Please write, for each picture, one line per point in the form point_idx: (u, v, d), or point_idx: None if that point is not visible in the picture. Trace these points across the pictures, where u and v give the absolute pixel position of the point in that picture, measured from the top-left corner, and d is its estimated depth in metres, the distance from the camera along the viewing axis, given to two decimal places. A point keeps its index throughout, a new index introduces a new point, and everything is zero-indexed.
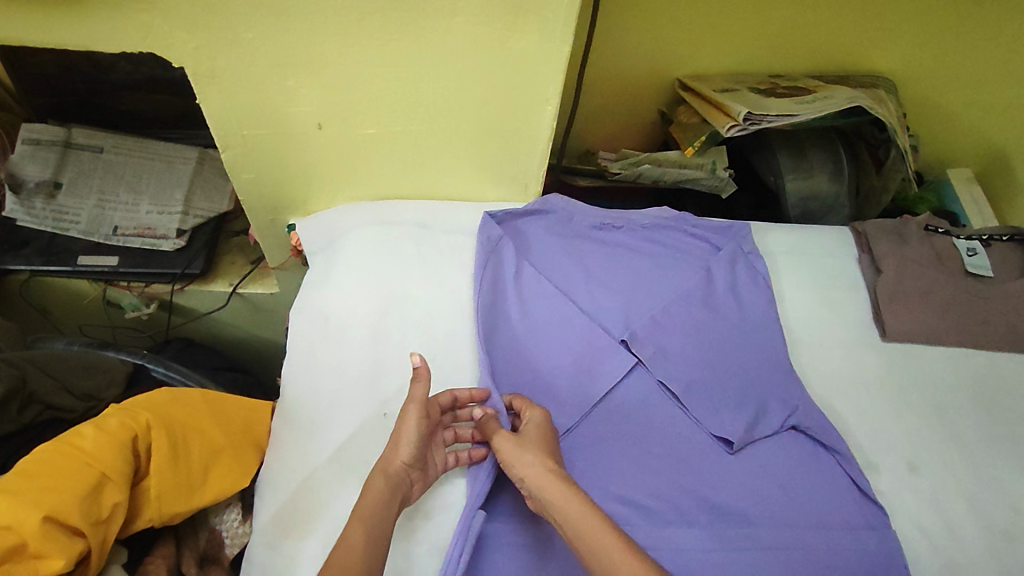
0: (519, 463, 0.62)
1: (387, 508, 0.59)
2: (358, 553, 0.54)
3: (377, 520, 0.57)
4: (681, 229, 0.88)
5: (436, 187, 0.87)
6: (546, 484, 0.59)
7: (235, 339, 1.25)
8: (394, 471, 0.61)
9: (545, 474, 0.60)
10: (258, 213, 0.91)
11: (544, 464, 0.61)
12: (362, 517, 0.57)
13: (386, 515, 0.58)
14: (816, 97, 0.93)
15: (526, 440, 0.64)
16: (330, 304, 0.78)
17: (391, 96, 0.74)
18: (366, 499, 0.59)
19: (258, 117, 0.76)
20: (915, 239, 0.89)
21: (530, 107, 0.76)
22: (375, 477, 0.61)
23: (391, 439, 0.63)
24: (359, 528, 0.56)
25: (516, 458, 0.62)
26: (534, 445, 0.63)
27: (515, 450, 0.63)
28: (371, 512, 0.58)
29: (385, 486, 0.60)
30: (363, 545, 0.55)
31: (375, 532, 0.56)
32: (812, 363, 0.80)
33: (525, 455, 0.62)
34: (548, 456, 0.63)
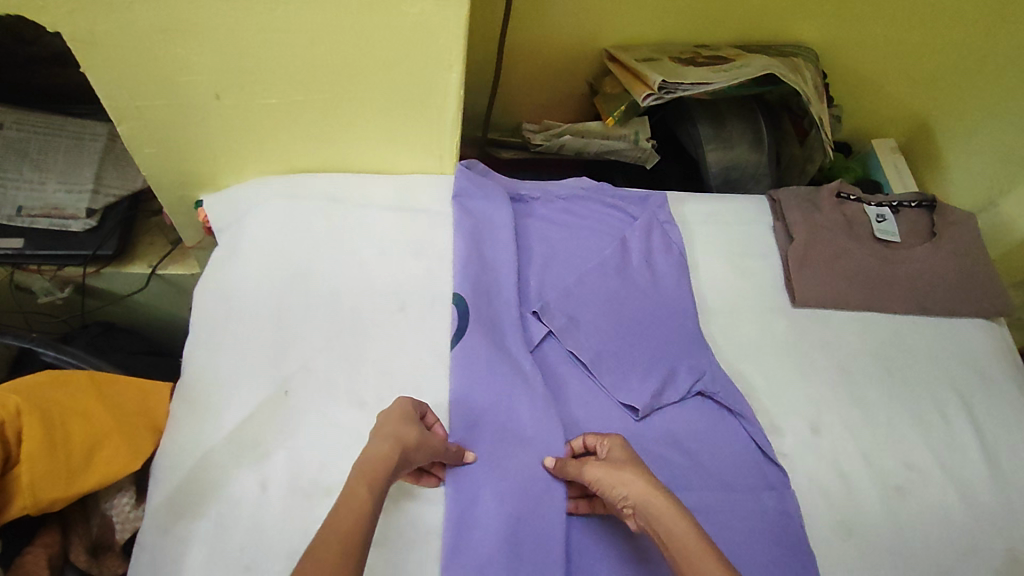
0: (622, 482, 0.59)
1: (391, 476, 0.56)
2: (361, 517, 0.51)
3: (381, 484, 0.55)
4: (598, 199, 0.88)
5: (348, 160, 0.85)
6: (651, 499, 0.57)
7: (159, 322, 1.21)
8: (409, 448, 0.59)
9: (651, 491, 0.58)
10: (164, 189, 0.87)
11: (651, 480, 0.59)
12: (367, 479, 0.55)
13: (385, 482, 0.56)
14: (732, 65, 0.93)
15: (620, 461, 0.62)
16: (235, 280, 0.76)
17: (290, 63, 0.71)
18: (372, 461, 0.56)
19: (149, 87, 0.72)
20: (826, 206, 0.91)
21: (437, 74, 0.74)
22: (388, 445, 0.58)
23: (395, 417, 0.61)
24: (364, 488, 0.53)
25: (617, 477, 0.60)
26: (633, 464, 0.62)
27: (610, 473, 0.61)
28: (377, 473, 0.55)
29: (397, 456, 0.57)
30: (369, 505, 0.53)
31: (376, 497, 0.54)
32: (724, 330, 0.82)
33: (629, 469, 0.60)
34: (649, 470, 0.61)
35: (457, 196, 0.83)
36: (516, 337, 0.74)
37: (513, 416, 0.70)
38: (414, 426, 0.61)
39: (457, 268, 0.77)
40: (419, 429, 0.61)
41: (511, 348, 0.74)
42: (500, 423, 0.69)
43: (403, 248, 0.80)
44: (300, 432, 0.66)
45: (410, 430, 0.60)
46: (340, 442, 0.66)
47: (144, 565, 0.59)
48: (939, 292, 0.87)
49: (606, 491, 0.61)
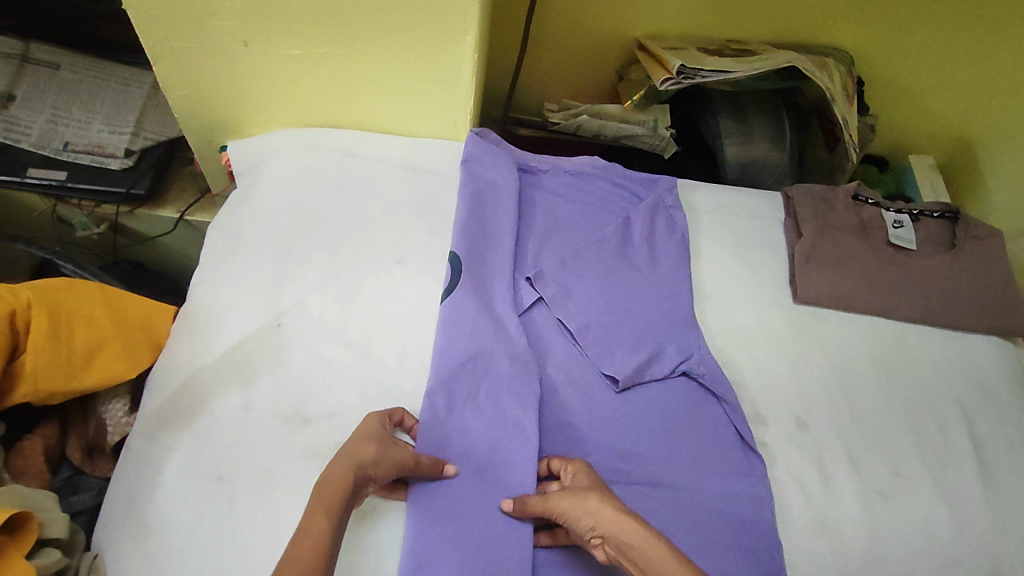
0: (590, 509, 0.55)
1: (349, 501, 0.53)
2: (324, 541, 0.49)
3: (339, 506, 0.52)
4: (607, 178, 0.89)
5: (366, 119, 0.88)
6: (621, 525, 0.52)
7: (185, 267, 1.27)
8: (368, 464, 0.56)
9: (620, 516, 0.53)
10: (195, 132, 0.92)
11: (620, 506, 0.55)
12: (327, 506, 0.52)
13: (344, 507, 0.53)
14: (757, 57, 0.92)
15: (586, 490, 0.57)
16: (246, 218, 0.80)
17: (312, 15, 0.75)
18: (329, 485, 0.53)
19: (184, 28, 0.77)
20: (841, 207, 0.89)
21: (453, 37, 0.76)
22: (343, 463, 0.56)
23: (359, 436, 0.59)
24: (322, 516, 0.50)
25: (585, 503, 0.55)
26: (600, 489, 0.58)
27: (575, 502, 0.56)
28: (336, 497, 0.52)
29: (350, 482, 0.54)
30: (328, 530, 0.50)
31: (338, 520, 0.51)
32: (719, 319, 0.81)
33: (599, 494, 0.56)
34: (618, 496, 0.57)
35: (466, 161, 0.86)
36: (505, 299, 0.75)
37: (492, 371, 0.71)
38: (371, 446, 0.58)
39: (457, 227, 0.79)
40: (378, 448, 0.58)
41: (498, 308, 0.75)
42: (481, 377, 0.70)
43: (408, 204, 0.82)
44: (286, 365, 0.68)
45: (368, 447, 0.58)
46: (320, 380, 0.68)
47: (128, 466, 0.62)
48: (952, 304, 0.84)
49: (574, 522, 0.56)
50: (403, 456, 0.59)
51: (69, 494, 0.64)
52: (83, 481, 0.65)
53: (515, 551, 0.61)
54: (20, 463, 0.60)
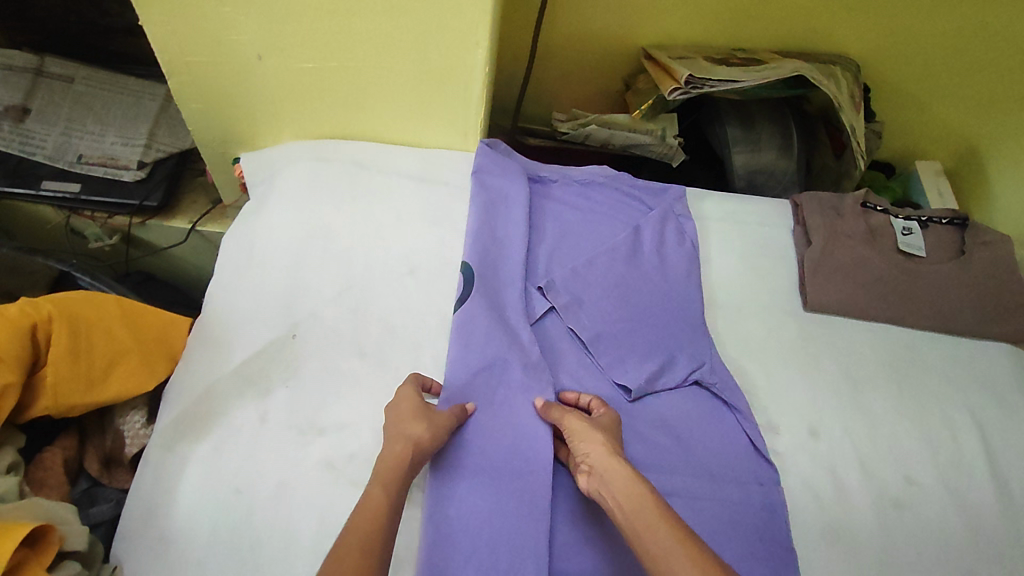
0: (594, 447, 0.63)
1: (407, 478, 0.59)
2: (376, 529, 0.54)
3: (396, 485, 0.58)
4: (617, 188, 0.89)
5: (377, 130, 0.89)
6: (611, 466, 0.61)
7: (196, 277, 1.28)
8: (423, 443, 0.61)
9: (615, 460, 0.61)
10: (208, 144, 0.94)
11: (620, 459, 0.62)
12: (382, 482, 0.58)
13: (402, 482, 0.59)
14: (764, 66, 0.92)
15: (596, 427, 0.65)
16: (259, 230, 0.81)
17: (325, 29, 0.75)
18: (388, 463, 0.59)
19: (199, 43, 0.78)
20: (850, 214, 0.89)
21: (465, 50, 0.77)
22: (399, 446, 0.61)
23: (406, 414, 0.63)
24: (380, 491, 0.57)
25: (592, 442, 0.63)
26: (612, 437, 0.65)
27: (586, 431, 0.64)
28: (391, 477, 0.59)
29: (409, 469, 0.60)
30: (386, 508, 0.56)
31: (394, 496, 0.58)
32: (730, 327, 0.81)
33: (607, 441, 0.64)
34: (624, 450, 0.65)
35: (477, 171, 0.87)
36: (517, 309, 0.76)
37: (504, 380, 0.71)
38: (421, 427, 0.62)
39: (469, 237, 0.80)
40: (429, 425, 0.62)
41: (510, 318, 0.75)
42: (494, 387, 0.70)
43: (420, 215, 0.83)
44: (301, 375, 0.69)
45: (418, 430, 0.61)
46: (336, 390, 0.68)
47: (146, 477, 0.63)
48: (962, 311, 0.84)
49: (574, 444, 0.64)
50: (447, 423, 0.64)
51: (87, 505, 0.64)
52: (101, 492, 0.65)
53: (530, 563, 0.61)
54: (40, 475, 0.61)
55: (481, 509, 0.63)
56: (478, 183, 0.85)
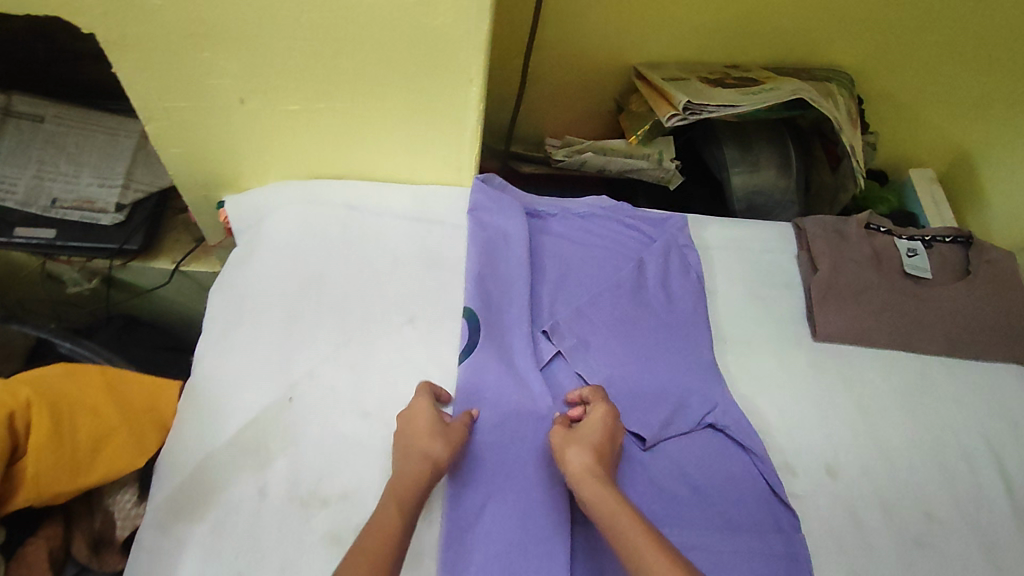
0: (570, 452, 0.63)
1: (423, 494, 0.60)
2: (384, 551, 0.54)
3: (411, 503, 0.58)
4: (617, 219, 0.87)
5: (367, 169, 0.86)
6: (582, 478, 0.61)
7: (183, 315, 1.25)
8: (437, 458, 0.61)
9: (586, 474, 0.61)
10: (190, 188, 0.90)
11: (598, 460, 0.62)
12: (398, 502, 0.58)
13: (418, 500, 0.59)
14: (762, 88, 0.90)
15: (576, 435, 0.65)
16: (249, 283, 0.77)
17: (310, 70, 0.72)
18: (402, 479, 0.60)
19: (177, 89, 0.74)
20: (855, 237, 0.87)
21: (458, 89, 0.74)
22: (412, 463, 0.61)
23: (421, 430, 0.63)
24: (395, 511, 0.57)
25: (571, 446, 0.64)
26: (598, 434, 0.65)
27: (561, 445, 0.64)
28: (406, 494, 0.59)
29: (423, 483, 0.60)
30: (398, 529, 0.56)
31: (408, 518, 0.57)
32: (739, 362, 0.79)
33: (589, 440, 0.64)
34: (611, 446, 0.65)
35: (473, 209, 0.83)
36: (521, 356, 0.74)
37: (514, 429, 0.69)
38: (437, 441, 0.62)
39: (469, 280, 0.77)
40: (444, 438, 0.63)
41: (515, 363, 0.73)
42: (506, 442, 0.68)
43: (417, 257, 0.80)
44: (301, 440, 0.66)
45: (434, 446, 0.62)
46: (337, 452, 0.66)
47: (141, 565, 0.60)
48: (971, 334, 0.83)
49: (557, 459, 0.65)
50: (460, 434, 0.65)
51: None
52: None
53: None
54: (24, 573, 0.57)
55: (505, 530, 0.63)
56: (476, 222, 0.82)
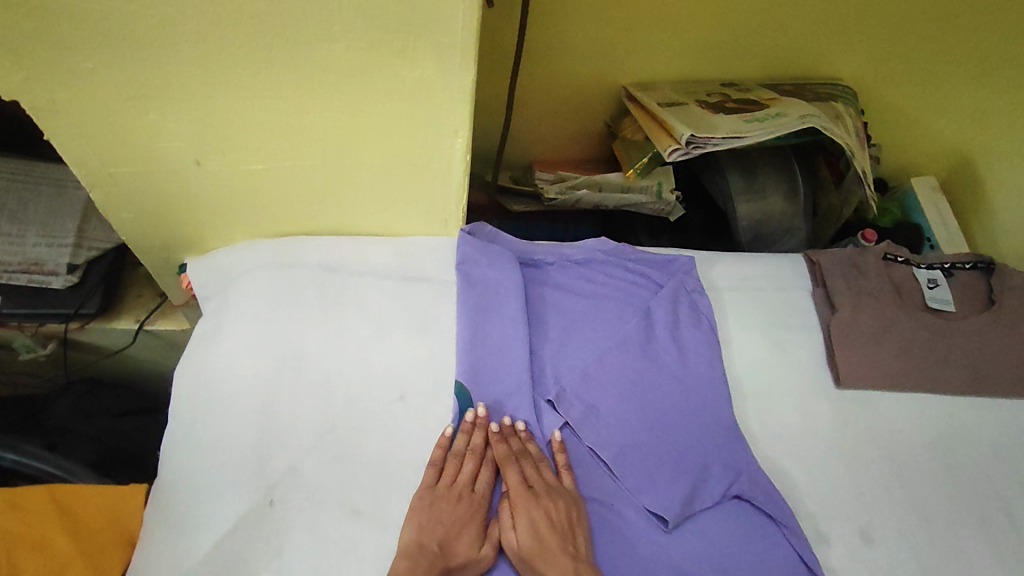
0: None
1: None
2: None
3: None
4: (620, 265, 0.80)
5: (343, 223, 0.78)
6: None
7: (151, 372, 1.15)
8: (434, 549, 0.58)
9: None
10: (147, 251, 0.81)
11: (545, 571, 0.58)
12: None
13: None
14: (767, 114, 0.84)
15: (527, 530, 0.61)
16: (218, 364, 0.69)
17: (272, 129, 0.64)
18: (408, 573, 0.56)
19: (122, 154, 0.66)
20: (874, 271, 0.81)
21: (440, 140, 0.66)
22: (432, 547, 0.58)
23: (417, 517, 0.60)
24: None
25: (523, 564, 0.60)
26: (531, 537, 0.60)
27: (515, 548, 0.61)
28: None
29: (435, 564, 0.57)
30: None
31: None
32: (759, 417, 0.73)
33: (529, 551, 0.60)
34: (551, 536, 0.60)
35: (465, 263, 0.77)
36: (517, 428, 0.68)
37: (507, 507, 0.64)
38: (472, 533, 0.61)
39: (466, 350, 0.71)
40: (478, 532, 0.61)
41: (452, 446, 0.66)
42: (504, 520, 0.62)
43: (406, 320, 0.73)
44: (285, 551, 0.58)
45: (465, 543, 0.60)
46: (327, 562, 0.58)
47: None
48: (1000, 371, 0.78)
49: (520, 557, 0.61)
50: (450, 514, 0.61)
51: None
52: None
53: None
54: None
55: None
56: (468, 280, 0.75)
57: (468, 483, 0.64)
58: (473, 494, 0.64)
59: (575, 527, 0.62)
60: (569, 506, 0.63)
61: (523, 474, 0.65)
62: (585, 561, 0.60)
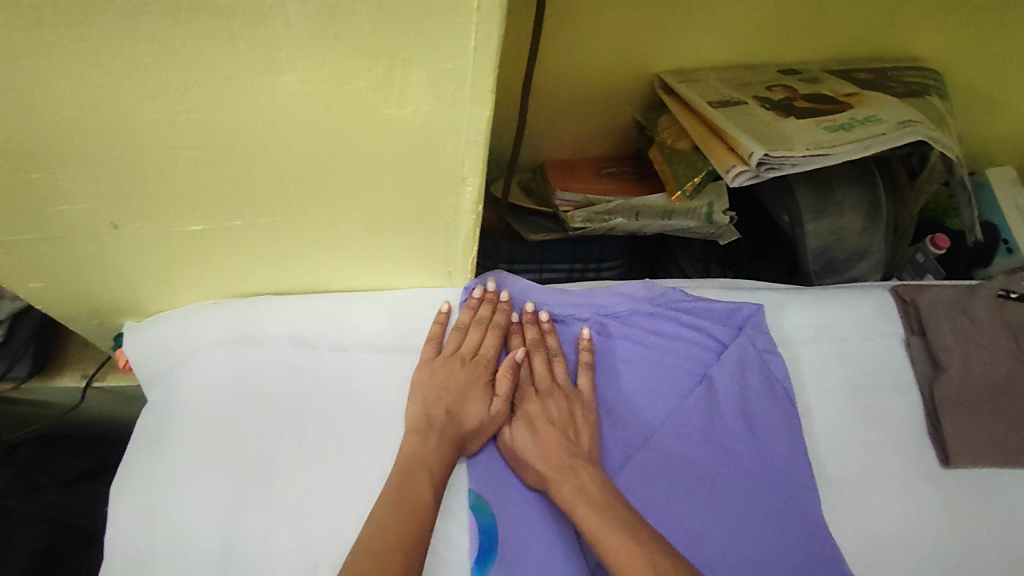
0: (523, 467, 0.55)
1: (439, 449, 0.53)
2: (413, 493, 0.50)
3: (437, 458, 0.53)
4: (672, 317, 0.64)
5: (321, 279, 0.61)
6: (561, 470, 0.53)
7: (113, 423, 0.99)
8: (437, 411, 0.55)
9: (558, 456, 0.54)
10: (76, 318, 0.64)
11: (546, 461, 0.54)
12: (424, 457, 0.52)
13: (436, 462, 0.52)
14: (856, 120, 0.68)
15: (550, 417, 0.56)
16: (168, 483, 0.54)
17: (208, 181, 0.46)
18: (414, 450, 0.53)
19: (7, 219, 0.48)
20: (985, 316, 0.65)
21: (441, 186, 0.49)
22: (448, 417, 0.55)
23: (426, 382, 0.57)
24: (425, 460, 0.52)
25: (520, 459, 0.55)
26: (525, 436, 0.56)
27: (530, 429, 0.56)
28: (434, 449, 0.53)
29: (445, 436, 0.54)
30: (427, 491, 0.51)
31: (432, 474, 0.52)
32: (853, 510, 0.58)
33: (528, 446, 0.55)
34: (552, 431, 0.55)
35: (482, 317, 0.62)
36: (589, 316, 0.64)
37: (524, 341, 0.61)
38: (483, 396, 0.57)
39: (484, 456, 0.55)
40: (488, 392, 0.57)
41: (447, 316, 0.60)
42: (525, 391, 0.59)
43: (406, 386, 0.58)
44: None
45: (477, 404, 0.56)
46: None
47: None
48: None
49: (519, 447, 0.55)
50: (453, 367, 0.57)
51: None
52: None
53: None
54: None
55: None
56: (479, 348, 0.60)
57: (471, 351, 0.59)
58: (484, 362, 0.59)
59: (577, 423, 0.57)
60: (573, 403, 0.58)
61: (527, 371, 0.60)
62: (589, 457, 0.55)
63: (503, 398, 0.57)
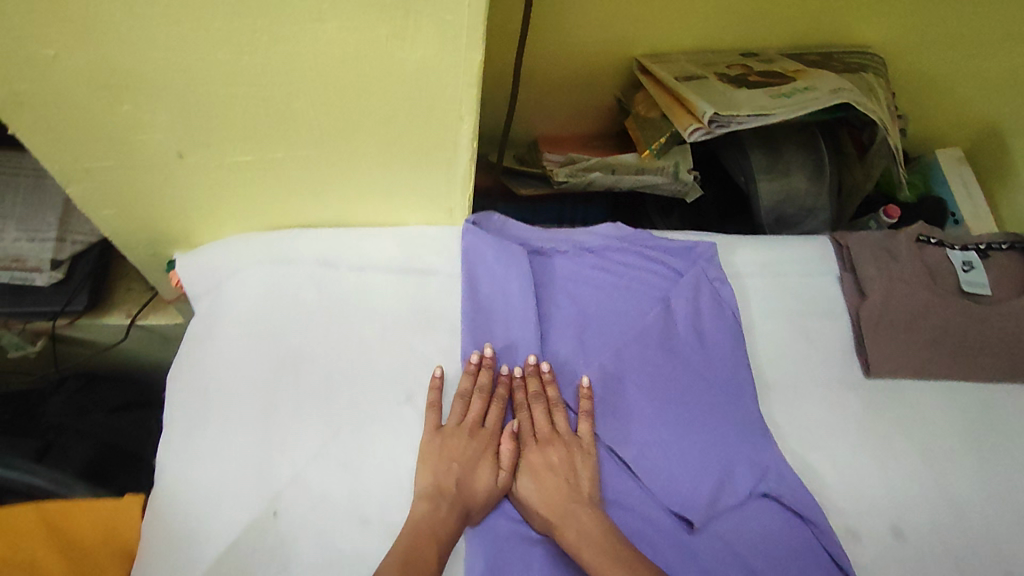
0: (531, 517, 0.61)
1: (449, 515, 0.58)
2: (427, 551, 0.55)
3: (448, 513, 0.58)
4: (636, 250, 0.76)
5: (342, 214, 0.73)
6: (565, 516, 0.59)
7: (147, 366, 1.11)
8: (448, 484, 0.60)
9: (562, 506, 0.60)
10: (134, 247, 0.76)
11: (550, 513, 0.60)
12: (434, 517, 0.57)
13: (448, 527, 0.57)
14: (796, 88, 0.80)
15: (552, 468, 0.63)
16: (214, 369, 0.65)
17: (258, 116, 0.58)
18: (426, 517, 0.57)
19: (98, 147, 0.60)
20: (905, 255, 0.78)
21: (444, 124, 0.61)
22: (460, 480, 0.60)
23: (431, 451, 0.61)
24: (438, 516, 0.57)
25: (529, 510, 0.61)
26: (532, 488, 0.62)
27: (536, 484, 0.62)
28: (446, 508, 0.58)
29: (455, 506, 0.58)
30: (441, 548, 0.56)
31: (443, 527, 0.57)
32: (785, 411, 0.69)
33: (536, 500, 0.61)
34: (556, 482, 0.61)
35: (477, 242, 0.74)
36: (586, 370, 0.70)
37: (513, 268, 0.72)
38: (490, 465, 0.62)
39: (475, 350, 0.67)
40: (495, 463, 0.63)
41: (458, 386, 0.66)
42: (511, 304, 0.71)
43: (411, 299, 0.70)
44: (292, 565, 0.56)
45: (485, 472, 0.62)
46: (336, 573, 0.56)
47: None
48: None
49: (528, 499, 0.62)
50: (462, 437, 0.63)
51: None
52: None
53: None
54: None
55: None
56: (472, 266, 0.72)
57: (477, 421, 0.64)
58: (488, 431, 0.64)
59: (577, 470, 0.63)
60: (573, 454, 0.64)
61: (527, 425, 0.66)
62: (588, 500, 0.61)
63: (508, 470, 0.63)
